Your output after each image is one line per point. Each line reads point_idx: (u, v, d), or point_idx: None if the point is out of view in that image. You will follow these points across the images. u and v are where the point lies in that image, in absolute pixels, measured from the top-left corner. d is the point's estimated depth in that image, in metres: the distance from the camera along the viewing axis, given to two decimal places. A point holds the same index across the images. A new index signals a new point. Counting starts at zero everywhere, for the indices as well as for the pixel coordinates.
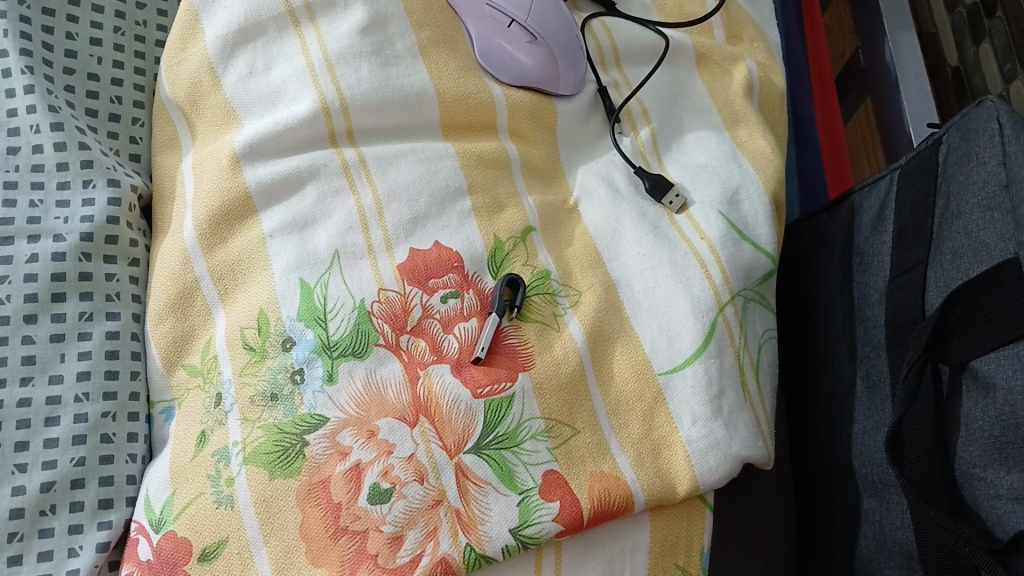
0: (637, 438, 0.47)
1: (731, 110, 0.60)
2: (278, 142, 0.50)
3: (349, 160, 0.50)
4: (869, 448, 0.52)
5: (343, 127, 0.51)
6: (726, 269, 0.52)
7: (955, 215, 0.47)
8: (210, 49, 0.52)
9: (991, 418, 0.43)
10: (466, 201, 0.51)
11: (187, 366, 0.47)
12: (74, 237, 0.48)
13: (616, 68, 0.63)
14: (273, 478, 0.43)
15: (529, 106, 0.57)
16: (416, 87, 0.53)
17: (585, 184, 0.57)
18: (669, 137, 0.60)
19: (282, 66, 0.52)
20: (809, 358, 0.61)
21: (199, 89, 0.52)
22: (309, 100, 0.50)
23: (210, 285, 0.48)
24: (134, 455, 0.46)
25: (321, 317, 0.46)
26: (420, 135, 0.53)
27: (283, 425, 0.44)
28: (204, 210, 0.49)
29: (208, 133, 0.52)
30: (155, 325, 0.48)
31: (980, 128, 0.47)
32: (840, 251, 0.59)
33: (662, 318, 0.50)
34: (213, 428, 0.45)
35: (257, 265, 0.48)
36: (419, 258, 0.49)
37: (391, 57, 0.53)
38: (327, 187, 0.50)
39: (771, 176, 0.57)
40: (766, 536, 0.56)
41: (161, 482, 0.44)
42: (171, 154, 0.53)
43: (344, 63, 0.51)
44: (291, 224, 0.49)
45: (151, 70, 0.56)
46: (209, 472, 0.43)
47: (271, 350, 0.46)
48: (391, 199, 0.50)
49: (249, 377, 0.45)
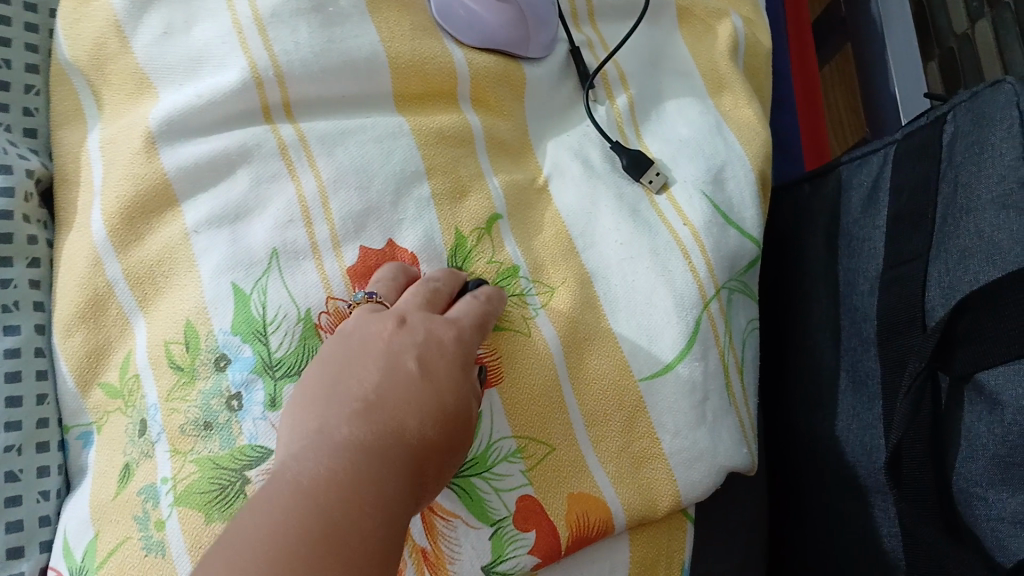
0: (616, 452, 0.44)
1: (715, 75, 0.55)
2: (201, 118, 0.43)
3: (288, 139, 0.43)
4: (855, 450, 0.49)
5: (280, 100, 0.44)
6: (712, 259, 0.47)
7: (963, 210, 0.43)
8: (116, 4, 0.43)
9: (996, 438, 0.39)
10: (425, 186, 0.45)
11: (105, 386, 0.41)
12: None
13: (589, 24, 0.56)
14: (211, 521, 0.37)
15: (495, 71, 0.50)
16: (364, 52, 0.45)
17: (555, 160, 0.51)
18: (648, 105, 0.54)
19: (204, 25, 0.44)
20: (788, 341, 0.57)
21: (105, 50, 0.44)
22: (237, 68, 0.43)
23: (127, 291, 0.41)
24: (48, 492, 0.40)
25: (260, 330, 0.40)
26: (370, 108, 0.46)
27: (220, 459, 0.38)
28: (114, 201, 0.42)
29: (118, 105, 0.44)
30: (64, 339, 0.41)
31: (994, 113, 0.42)
32: (826, 231, 0.55)
33: (642, 316, 0.46)
34: (138, 461, 0.39)
35: (182, 265, 0.41)
36: (370, 258, 0.43)
37: (335, 15, 0.45)
38: (262, 171, 0.43)
39: (759, 152, 0.52)
40: (744, 528, 0.52)
41: (81, 522, 0.39)
42: (73, 129, 0.45)
43: (277, 22, 0.44)
44: (221, 216, 0.42)
45: (46, 25, 0.48)
46: (136, 513, 0.38)
47: (202, 370, 0.39)
48: (338, 186, 0.43)
49: (178, 403, 0.39)
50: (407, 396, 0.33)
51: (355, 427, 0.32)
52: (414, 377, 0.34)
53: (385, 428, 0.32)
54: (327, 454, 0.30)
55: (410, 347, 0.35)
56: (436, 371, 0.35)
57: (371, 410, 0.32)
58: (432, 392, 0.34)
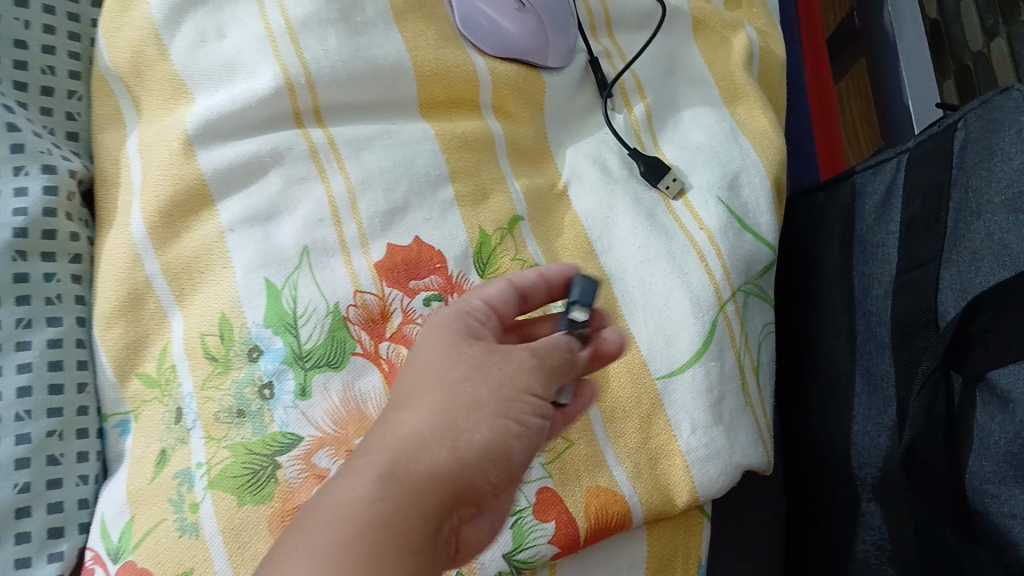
0: (634, 448, 0.44)
1: (731, 84, 0.56)
2: (235, 122, 0.45)
3: (318, 142, 0.45)
4: (870, 451, 0.50)
5: (310, 105, 0.46)
6: (727, 262, 0.49)
7: (975, 213, 0.44)
8: (154, 13, 0.46)
9: (1010, 436, 0.40)
10: (448, 189, 0.47)
11: (142, 375, 0.43)
12: (7, 233, 0.42)
13: (607, 35, 0.58)
14: (243, 504, 0.39)
15: (516, 79, 0.52)
16: (390, 59, 0.47)
17: (574, 165, 0.52)
18: (665, 113, 0.55)
19: (237, 34, 0.46)
20: (801, 346, 0.58)
21: (143, 59, 0.46)
22: (269, 74, 0.45)
23: (164, 286, 0.43)
24: (86, 477, 0.42)
25: (291, 323, 0.42)
26: (396, 113, 0.48)
27: (253, 445, 0.40)
28: (154, 200, 0.44)
29: (155, 110, 0.46)
30: (104, 330, 0.43)
31: (1006, 119, 0.43)
32: (840, 238, 0.56)
33: (660, 317, 0.47)
34: (174, 446, 0.41)
35: (216, 261, 0.43)
36: (398, 255, 0.45)
37: (361, 25, 0.47)
38: (293, 174, 0.45)
39: (774, 159, 0.53)
40: (758, 534, 0.52)
41: (118, 506, 0.41)
42: (114, 133, 0.47)
43: (308, 31, 0.46)
44: (253, 216, 0.44)
45: (87, 34, 0.50)
46: (171, 497, 0.40)
47: (236, 360, 0.41)
48: (365, 187, 0.45)
49: (212, 391, 0.41)
50: (492, 431, 0.32)
51: (434, 452, 0.31)
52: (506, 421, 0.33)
53: (460, 469, 0.31)
54: (401, 478, 0.30)
55: (506, 373, 0.33)
56: (529, 423, 0.33)
57: (453, 437, 0.32)
58: (515, 440, 0.33)
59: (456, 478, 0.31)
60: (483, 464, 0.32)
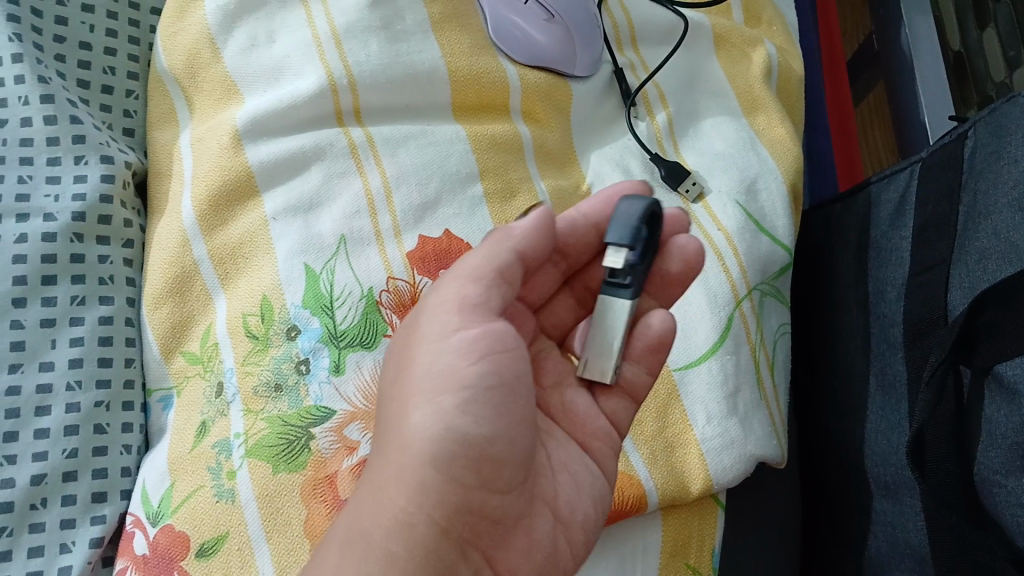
0: (650, 435, 0.46)
1: (750, 96, 0.58)
2: (281, 119, 0.48)
3: (357, 140, 0.48)
4: (882, 449, 0.51)
5: (351, 106, 0.49)
6: (744, 261, 0.50)
7: (983, 213, 0.45)
8: (210, 19, 0.49)
9: (1015, 425, 0.41)
10: (477, 187, 0.50)
11: (186, 353, 0.46)
12: (66, 216, 0.45)
13: (631, 48, 0.61)
14: (278, 471, 0.41)
15: (544, 86, 0.54)
16: (426, 64, 0.50)
17: (598, 169, 0.55)
18: (686, 122, 0.58)
19: (285, 39, 0.50)
20: (819, 351, 0.60)
21: (198, 61, 0.49)
22: (315, 75, 0.48)
23: (210, 269, 0.46)
24: (129, 447, 0.44)
25: (327, 305, 0.44)
26: (429, 117, 0.51)
27: (288, 417, 0.42)
28: (205, 189, 0.47)
29: (207, 108, 0.49)
30: (152, 311, 0.46)
31: (1012, 124, 0.44)
32: (856, 244, 0.58)
33: (678, 312, 0.49)
34: (214, 419, 0.43)
35: (260, 249, 0.46)
36: (428, 246, 0.47)
37: (401, 33, 0.50)
38: (333, 169, 0.48)
39: (790, 166, 0.56)
40: (775, 532, 0.53)
41: (159, 473, 0.43)
42: (167, 129, 0.50)
43: (351, 37, 0.49)
44: (295, 206, 0.47)
45: (146, 38, 0.54)
46: (210, 465, 0.42)
47: (275, 339, 0.44)
48: (400, 182, 0.48)
49: (252, 366, 0.44)
50: (435, 423, 0.35)
51: (398, 483, 0.35)
52: (443, 403, 0.35)
53: (429, 483, 0.35)
54: (372, 517, 0.35)
55: (457, 341, 0.36)
56: (481, 393, 0.35)
57: (407, 454, 0.35)
58: (461, 415, 0.35)
59: (432, 495, 0.35)
60: (446, 458, 0.35)
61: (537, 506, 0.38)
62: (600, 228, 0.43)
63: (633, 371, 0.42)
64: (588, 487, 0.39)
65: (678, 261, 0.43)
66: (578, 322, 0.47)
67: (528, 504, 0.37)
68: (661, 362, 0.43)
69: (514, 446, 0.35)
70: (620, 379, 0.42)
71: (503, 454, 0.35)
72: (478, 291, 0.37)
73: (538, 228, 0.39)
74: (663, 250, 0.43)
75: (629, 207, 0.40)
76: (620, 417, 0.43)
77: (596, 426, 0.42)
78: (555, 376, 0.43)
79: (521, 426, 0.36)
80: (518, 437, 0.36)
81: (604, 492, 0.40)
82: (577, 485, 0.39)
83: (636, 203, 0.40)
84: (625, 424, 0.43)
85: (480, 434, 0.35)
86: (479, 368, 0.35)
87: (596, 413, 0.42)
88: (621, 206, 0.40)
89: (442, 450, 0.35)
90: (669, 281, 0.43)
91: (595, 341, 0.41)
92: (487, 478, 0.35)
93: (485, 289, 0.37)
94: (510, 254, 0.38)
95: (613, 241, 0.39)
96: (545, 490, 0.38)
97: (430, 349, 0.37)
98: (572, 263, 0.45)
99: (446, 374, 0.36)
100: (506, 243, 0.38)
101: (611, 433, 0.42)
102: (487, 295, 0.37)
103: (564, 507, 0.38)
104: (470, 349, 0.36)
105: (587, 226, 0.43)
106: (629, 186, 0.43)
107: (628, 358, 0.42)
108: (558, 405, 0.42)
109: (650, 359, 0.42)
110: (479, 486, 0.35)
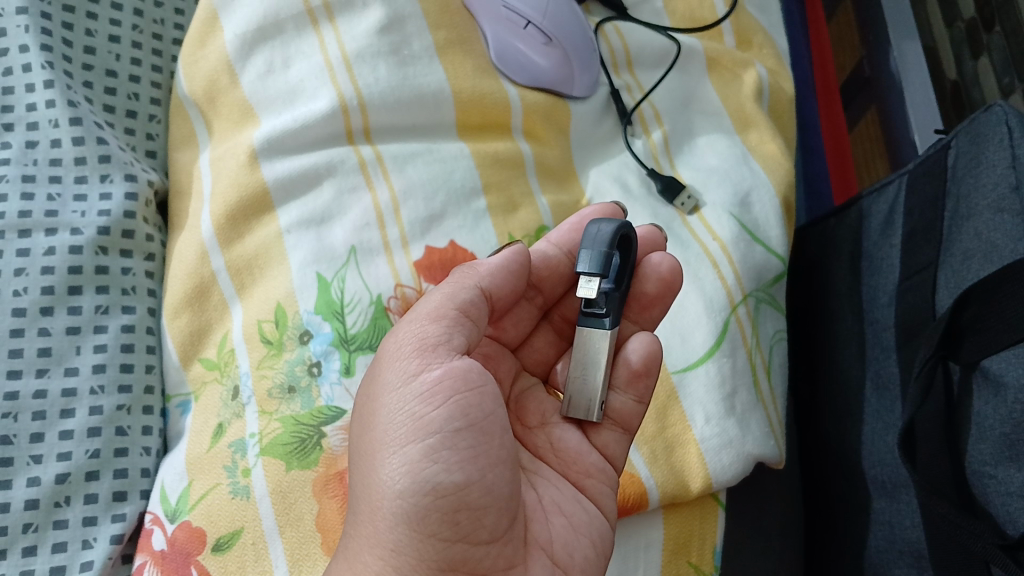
0: (651, 435, 0.47)
1: (742, 114, 0.61)
2: (295, 139, 0.50)
3: (366, 157, 0.51)
4: (880, 450, 0.52)
5: (361, 125, 0.52)
6: (739, 269, 0.52)
7: (967, 216, 0.47)
8: (229, 48, 0.52)
9: (1002, 417, 0.42)
10: (480, 201, 0.52)
11: (204, 360, 0.48)
12: (92, 230, 0.48)
13: (628, 72, 0.64)
14: (290, 469, 0.42)
15: (544, 106, 0.57)
16: (433, 86, 0.53)
17: (597, 184, 0.58)
18: (681, 140, 0.61)
19: (300, 65, 0.52)
20: (819, 361, 0.61)
21: (216, 85, 0.52)
22: (327, 98, 0.51)
23: (226, 279, 0.49)
24: (149, 448, 0.46)
25: (339, 311, 0.46)
26: (436, 136, 0.54)
27: (300, 417, 0.44)
28: (222, 205, 0.49)
29: (225, 130, 0.52)
30: (173, 320, 0.48)
31: (989, 132, 0.46)
32: (849, 255, 0.59)
33: (676, 319, 0.51)
34: (230, 420, 0.45)
35: (275, 259, 0.48)
36: (435, 255, 0.49)
37: (408, 57, 0.53)
38: (344, 184, 0.50)
39: (781, 180, 0.58)
40: (777, 536, 0.54)
41: (177, 473, 0.44)
42: (187, 150, 0.54)
43: (362, 61, 0.52)
44: (308, 220, 0.49)
45: (168, 67, 0.58)
46: (226, 463, 0.43)
47: (288, 343, 0.46)
48: (407, 196, 0.50)
49: (267, 369, 0.45)
50: (404, 476, 0.36)
51: (376, 546, 0.37)
52: (410, 453, 0.36)
53: (405, 541, 0.36)
54: None
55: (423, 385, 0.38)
56: (457, 442, 0.36)
57: (380, 513, 0.37)
58: (431, 462, 0.36)
59: (409, 554, 0.36)
60: (420, 511, 0.36)
61: (529, 551, 0.39)
62: (571, 255, 0.48)
63: (622, 401, 0.44)
64: (583, 529, 0.41)
65: (654, 280, 0.46)
66: (560, 355, 0.50)
67: (520, 551, 0.38)
68: (649, 389, 0.45)
69: (493, 491, 0.36)
70: (610, 411, 0.45)
71: (481, 502, 0.36)
72: (440, 331, 0.39)
73: (502, 266, 0.43)
74: (637, 270, 0.47)
75: (602, 229, 0.43)
76: (614, 450, 0.44)
77: (588, 462, 0.43)
78: (541, 416, 0.46)
79: (497, 468, 0.37)
80: (496, 481, 0.37)
81: (599, 531, 0.41)
82: (573, 527, 0.41)
83: (605, 228, 0.43)
84: (620, 457, 0.44)
85: (452, 482, 0.36)
86: (444, 412, 0.37)
87: (588, 448, 0.44)
88: (591, 232, 0.43)
89: (416, 504, 0.36)
90: (647, 297, 0.46)
91: (578, 377, 0.44)
92: (466, 530, 0.36)
93: (446, 329, 0.39)
94: (473, 290, 0.41)
95: (585, 271, 0.42)
96: (538, 535, 0.40)
97: (392, 397, 0.38)
98: (548, 297, 0.49)
99: (412, 422, 0.37)
100: (468, 280, 0.42)
101: (605, 467, 0.43)
102: (449, 335, 0.40)
103: (561, 550, 0.39)
104: (433, 394, 0.37)
105: (560, 254, 0.47)
106: (598, 211, 0.48)
107: (615, 388, 0.45)
108: (546, 444, 0.44)
109: (637, 387, 0.44)
110: (458, 538, 0.36)
